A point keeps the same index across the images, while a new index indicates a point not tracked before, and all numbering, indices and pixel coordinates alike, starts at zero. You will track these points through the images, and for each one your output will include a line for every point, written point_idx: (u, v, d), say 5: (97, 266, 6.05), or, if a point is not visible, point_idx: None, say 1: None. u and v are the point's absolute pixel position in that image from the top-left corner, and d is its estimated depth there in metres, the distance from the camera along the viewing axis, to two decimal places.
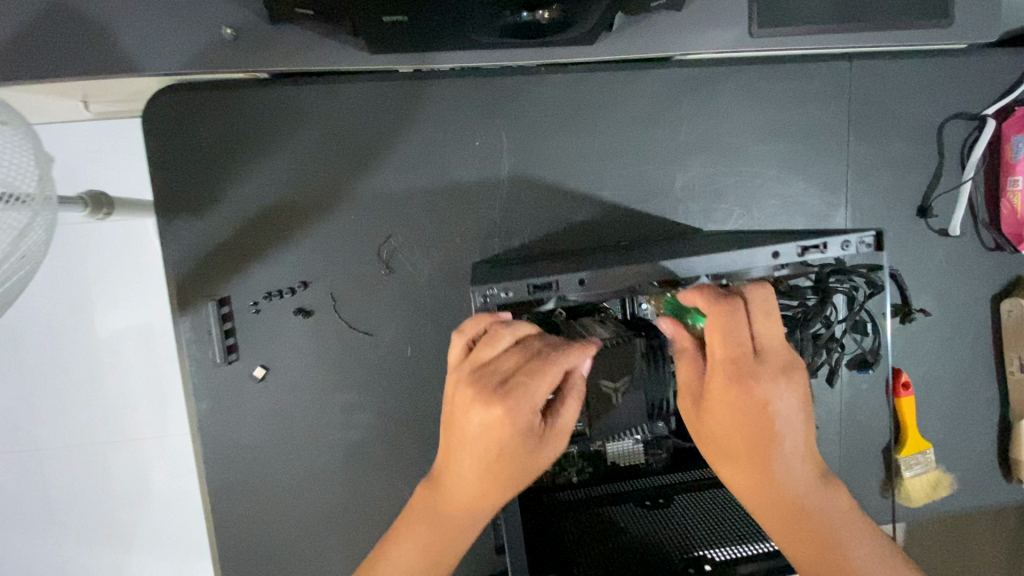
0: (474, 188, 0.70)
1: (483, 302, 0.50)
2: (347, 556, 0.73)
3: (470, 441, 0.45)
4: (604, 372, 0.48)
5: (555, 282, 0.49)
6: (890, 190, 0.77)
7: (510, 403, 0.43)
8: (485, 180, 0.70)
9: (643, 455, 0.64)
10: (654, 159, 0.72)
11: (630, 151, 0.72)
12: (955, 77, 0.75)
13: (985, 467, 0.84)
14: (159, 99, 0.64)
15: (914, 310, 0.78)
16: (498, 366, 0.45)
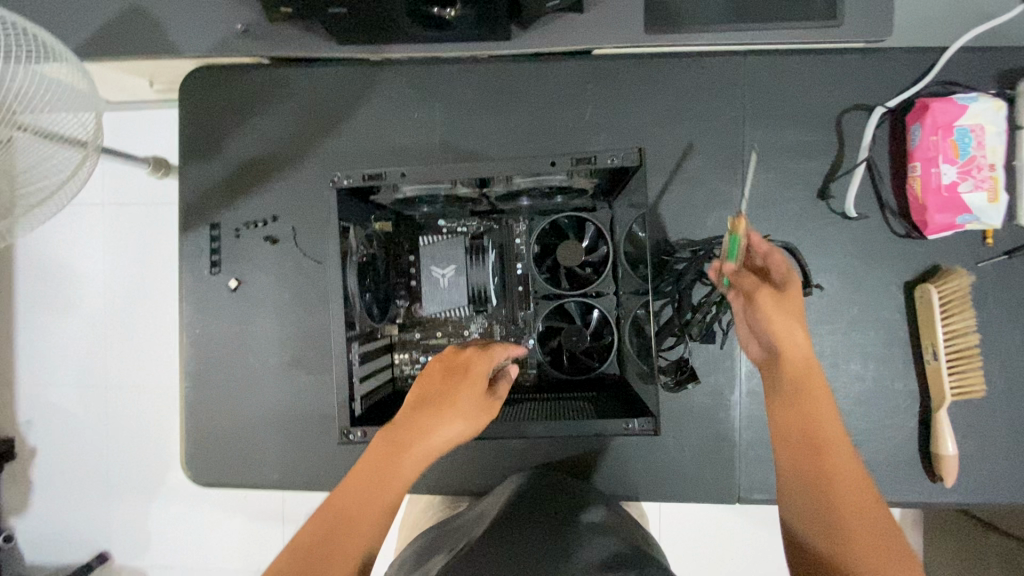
0: (412, 152, 0.87)
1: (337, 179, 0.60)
2: (283, 446, 0.88)
3: (445, 395, 0.59)
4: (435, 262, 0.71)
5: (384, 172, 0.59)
6: (791, 172, 0.83)
7: (477, 358, 0.62)
8: (421, 146, 0.87)
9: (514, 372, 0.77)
10: (564, 135, 0.86)
11: (543, 128, 0.86)
12: (853, 71, 0.82)
13: (902, 458, 0.82)
14: (192, 76, 0.89)
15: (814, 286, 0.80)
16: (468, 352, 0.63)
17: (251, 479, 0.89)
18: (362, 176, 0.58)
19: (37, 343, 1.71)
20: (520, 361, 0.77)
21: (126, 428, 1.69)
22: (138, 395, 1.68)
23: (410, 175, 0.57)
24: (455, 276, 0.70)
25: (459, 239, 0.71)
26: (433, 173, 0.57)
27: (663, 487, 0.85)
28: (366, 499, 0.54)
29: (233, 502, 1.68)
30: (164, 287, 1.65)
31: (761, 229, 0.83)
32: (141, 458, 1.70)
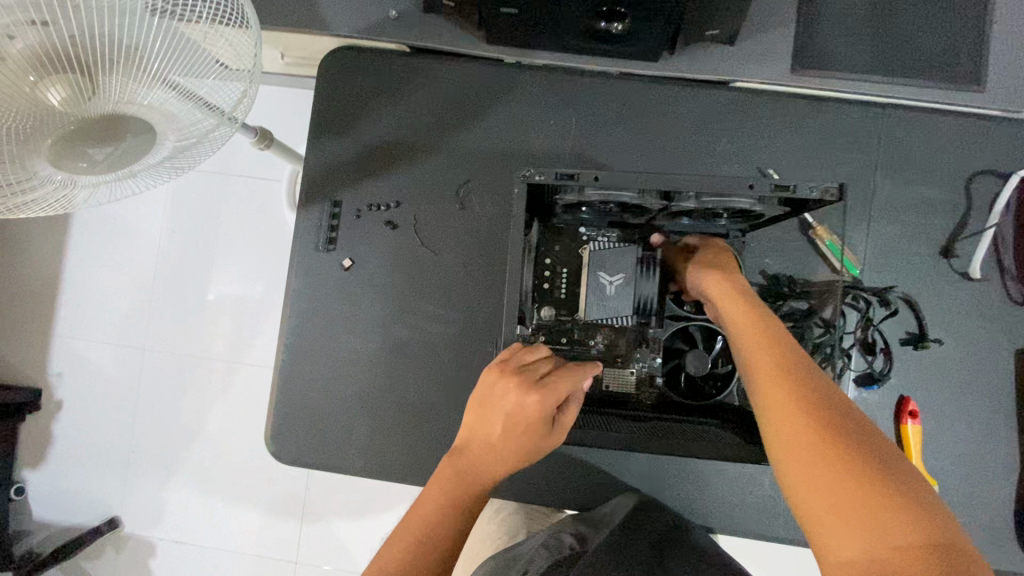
0: (541, 157, 0.88)
1: (525, 179, 0.58)
2: (373, 432, 0.87)
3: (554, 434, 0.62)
4: (604, 267, 0.68)
5: (578, 174, 0.58)
6: (916, 226, 0.84)
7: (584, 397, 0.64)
8: (551, 152, 0.88)
9: (636, 390, 0.75)
10: (693, 160, 0.87)
11: (674, 151, 0.87)
12: (988, 137, 0.84)
13: (997, 526, 0.82)
14: (333, 54, 0.90)
15: (929, 339, 0.82)
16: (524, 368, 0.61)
17: (335, 462, 0.87)
18: (556, 174, 0.58)
19: (84, 295, 1.69)
20: (643, 379, 0.75)
21: (160, 393, 1.67)
22: (178, 361, 1.66)
23: (604, 180, 0.57)
24: (624, 285, 0.68)
25: (632, 249, 0.68)
26: (630, 181, 0.57)
27: (752, 523, 0.84)
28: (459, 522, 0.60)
29: (255, 483, 1.65)
30: (223, 256, 1.65)
31: (880, 278, 0.84)
32: (170, 426, 1.67)
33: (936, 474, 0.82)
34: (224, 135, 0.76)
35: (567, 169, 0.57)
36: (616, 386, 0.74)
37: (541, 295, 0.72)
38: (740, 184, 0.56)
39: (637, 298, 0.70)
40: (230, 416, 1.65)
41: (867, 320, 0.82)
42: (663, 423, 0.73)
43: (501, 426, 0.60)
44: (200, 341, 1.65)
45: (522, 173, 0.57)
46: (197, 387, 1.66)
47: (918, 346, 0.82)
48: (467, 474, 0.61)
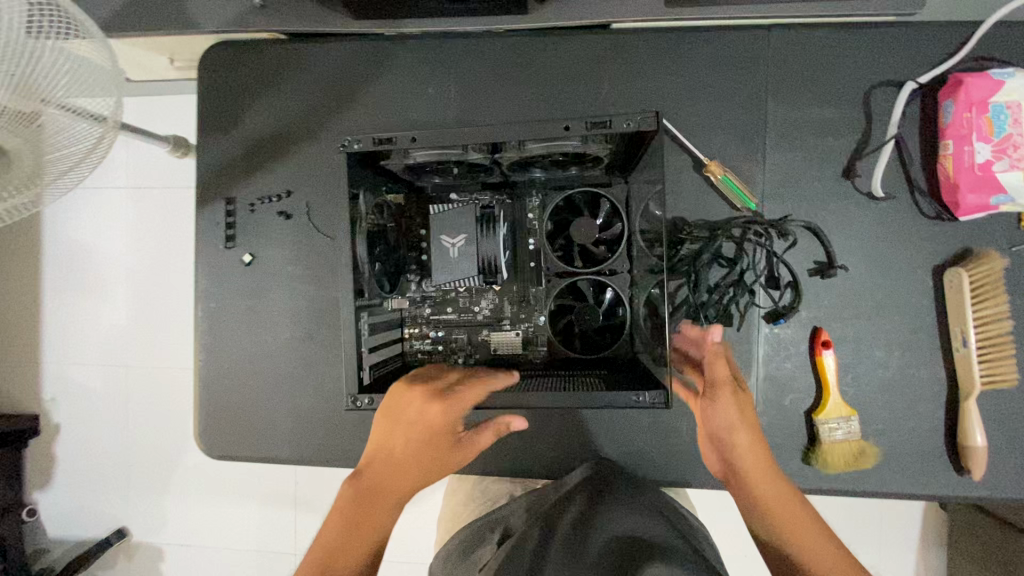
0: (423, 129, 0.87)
1: (344, 147, 0.64)
2: (296, 419, 0.89)
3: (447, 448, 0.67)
4: (445, 232, 0.73)
5: (394, 137, 0.64)
6: (814, 150, 0.80)
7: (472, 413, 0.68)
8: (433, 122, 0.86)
9: (524, 350, 0.78)
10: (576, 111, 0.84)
11: (554, 104, 0.85)
12: (883, 46, 0.79)
13: (926, 450, 0.79)
14: (211, 51, 0.89)
15: (837, 267, 0.79)
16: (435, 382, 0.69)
17: (262, 451, 0.89)
18: (372, 139, 0.64)
19: (64, 322, 1.75)
20: (530, 338, 0.78)
21: (149, 407, 1.73)
22: (160, 375, 1.72)
23: (420, 141, 0.64)
24: (466, 245, 0.73)
25: (470, 208, 0.73)
26: (442, 138, 0.63)
27: (672, 469, 0.84)
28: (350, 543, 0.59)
29: (246, 482, 1.70)
30: (185, 270, 1.68)
31: (781, 208, 0.80)
32: (162, 438, 1.73)
33: (858, 404, 0.80)
34: (107, 137, 0.72)
35: (382, 135, 0.64)
36: (501, 345, 0.77)
37: (421, 266, 0.77)
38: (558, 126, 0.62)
39: (480, 259, 0.73)
40: None
41: (772, 254, 0.78)
42: (546, 375, 0.73)
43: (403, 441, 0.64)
44: (176, 353, 1.71)
45: (341, 143, 0.64)
46: (179, 397, 1.71)
47: (825, 275, 0.79)
48: (403, 463, 0.64)
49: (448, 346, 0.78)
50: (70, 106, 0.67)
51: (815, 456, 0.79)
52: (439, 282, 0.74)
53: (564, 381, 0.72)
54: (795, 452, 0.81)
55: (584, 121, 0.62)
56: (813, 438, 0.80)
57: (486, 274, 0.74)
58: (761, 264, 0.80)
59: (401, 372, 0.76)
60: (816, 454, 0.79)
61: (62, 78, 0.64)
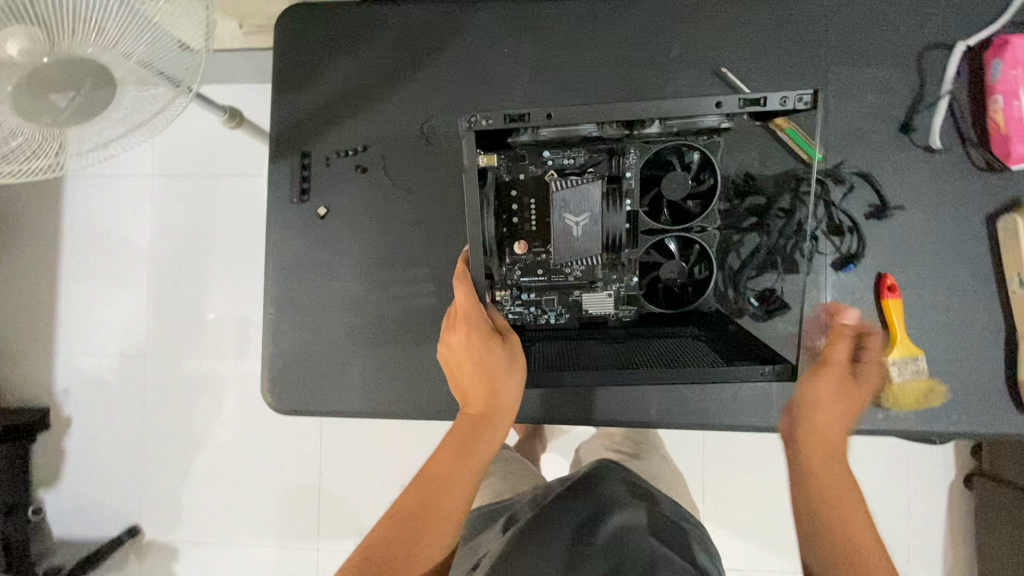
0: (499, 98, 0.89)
1: (468, 126, 0.69)
2: (368, 370, 0.89)
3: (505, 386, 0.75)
4: (568, 210, 0.72)
5: (529, 113, 0.69)
6: (873, 107, 0.85)
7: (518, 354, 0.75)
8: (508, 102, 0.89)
9: (614, 310, 0.81)
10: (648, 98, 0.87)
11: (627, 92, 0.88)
12: (935, 11, 0.84)
13: (988, 390, 0.82)
14: (288, 12, 0.91)
15: (890, 208, 0.84)
16: (454, 341, 0.76)
17: (333, 403, 0.89)
18: (503, 117, 0.69)
19: (71, 308, 1.65)
20: (621, 299, 0.80)
21: (162, 405, 1.63)
22: (178, 363, 1.62)
23: (554, 116, 0.70)
24: (590, 224, 0.73)
25: (597, 184, 0.72)
26: (574, 116, 0.70)
27: (739, 413, 0.88)
28: (446, 484, 0.71)
29: (267, 484, 1.60)
30: (208, 260, 1.61)
31: (845, 161, 0.85)
32: (176, 439, 1.62)
33: (923, 346, 0.83)
34: (178, 107, 0.75)
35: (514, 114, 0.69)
36: (594, 308, 0.80)
37: (511, 228, 0.75)
38: (712, 102, 0.69)
39: (603, 235, 0.74)
40: (234, 413, 1.61)
41: (828, 202, 0.84)
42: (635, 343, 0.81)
43: (481, 394, 0.75)
44: (195, 338, 1.62)
45: (469, 118, 0.68)
46: (197, 385, 1.62)
47: (882, 218, 0.84)
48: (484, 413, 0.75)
49: (540, 308, 0.80)
50: (153, 68, 0.71)
51: (884, 396, 0.82)
52: (561, 259, 0.74)
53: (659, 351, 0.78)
54: None
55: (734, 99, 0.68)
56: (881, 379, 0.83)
57: (607, 248, 0.76)
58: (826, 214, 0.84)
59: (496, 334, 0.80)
60: (884, 394, 0.82)
61: (146, 38, 0.69)
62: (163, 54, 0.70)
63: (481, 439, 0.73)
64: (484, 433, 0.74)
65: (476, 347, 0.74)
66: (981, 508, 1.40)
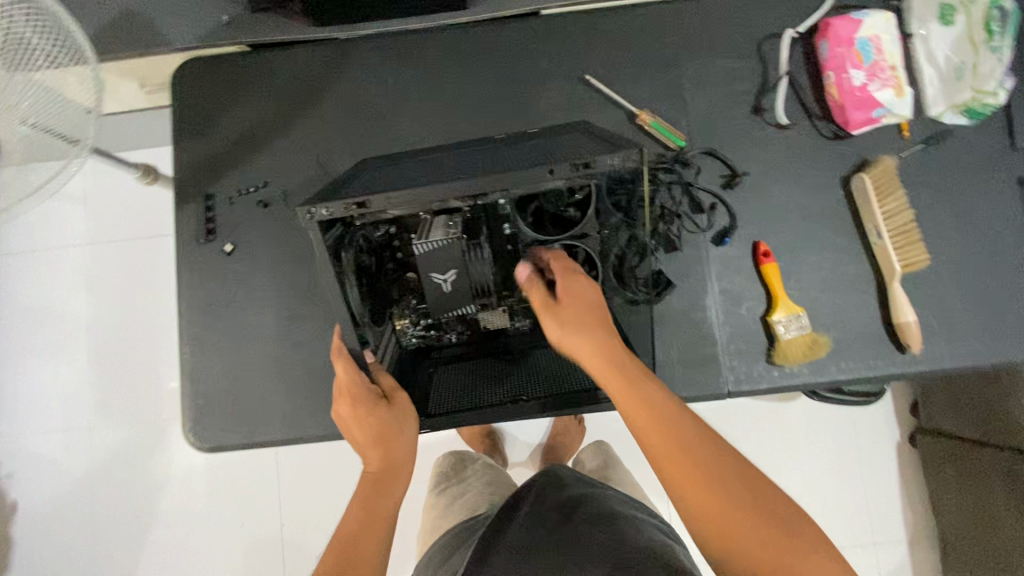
0: (400, 157, 0.89)
1: (310, 216, 0.64)
2: (289, 395, 0.90)
3: (400, 439, 0.79)
4: (435, 270, 0.75)
5: (368, 199, 0.65)
6: (725, 94, 0.93)
7: (404, 406, 0.79)
8: (407, 160, 0.86)
9: (510, 321, 0.84)
10: (536, 141, 0.82)
11: (517, 143, 0.83)
12: (766, 6, 0.95)
13: (870, 334, 0.88)
14: (181, 67, 0.97)
15: (741, 174, 0.91)
16: (343, 412, 0.80)
17: (257, 433, 0.90)
18: (345, 205, 0.65)
19: (6, 388, 1.60)
20: (515, 310, 0.83)
21: (110, 476, 1.57)
22: (123, 428, 1.58)
23: (395, 199, 0.65)
24: (458, 280, 0.76)
25: (457, 244, 0.72)
26: (419, 195, 0.66)
27: None
28: (364, 536, 0.73)
29: (226, 544, 1.55)
30: (149, 320, 1.61)
31: (707, 145, 0.93)
32: (125, 507, 1.56)
33: (805, 303, 0.89)
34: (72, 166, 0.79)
35: (354, 200, 0.65)
36: (491, 321, 0.83)
37: (399, 263, 0.77)
38: (546, 171, 0.66)
39: (472, 284, 0.77)
40: (185, 472, 1.57)
41: (686, 184, 0.90)
42: (532, 365, 0.85)
43: (380, 452, 0.79)
44: (138, 401, 1.59)
45: (307, 212, 0.64)
46: (145, 448, 1.58)
47: (735, 184, 0.91)
48: (385, 471, 0.80)
49: (440, 329, 0.83)
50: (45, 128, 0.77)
51: (776, 354, 0.87)
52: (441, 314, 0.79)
53: (555, 366, 0.85)
54: (759, 355, 0.88)
55: (568, 165, 0.66)
56: (771, 339, 0.88)
57: (479, 298, 0.78)
58: (682, 193, 0.91)
59: (398, 361, 0.85)
60: (776, 352, 0.87)
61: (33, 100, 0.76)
62: (54, 113, 0.78)
63: (383, 497, 0.77)
64: (388, 490, 0.79)
65: (362, 417, 0.78)
66: (925, 461, 1.45)
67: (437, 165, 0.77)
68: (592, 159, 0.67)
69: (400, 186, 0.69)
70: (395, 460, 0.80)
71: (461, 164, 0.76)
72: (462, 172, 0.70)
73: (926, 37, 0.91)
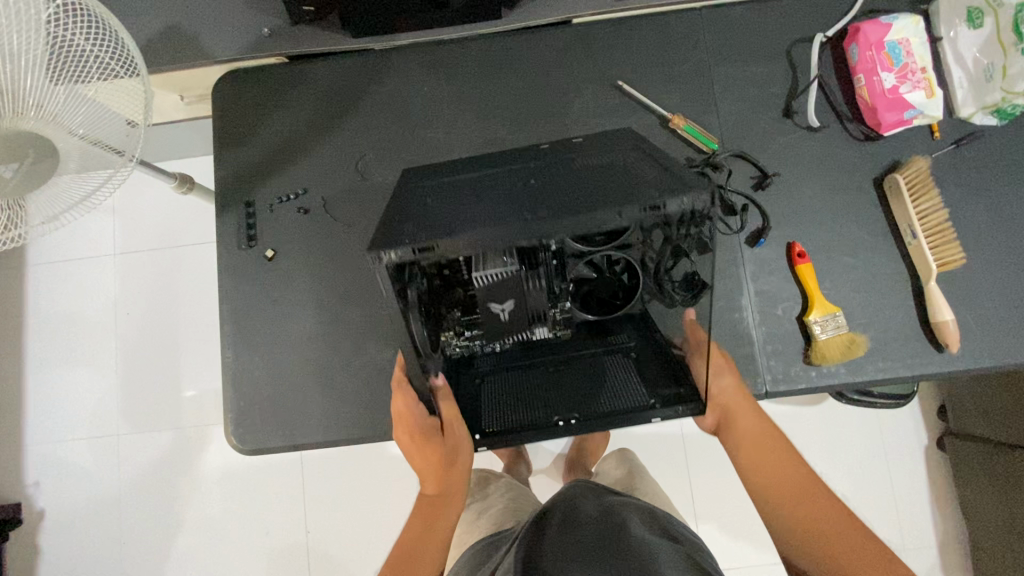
0: (441, 176, 0.88)
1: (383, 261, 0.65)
2: (328, 398, 0.91)
3: (457, 464, 0.90)
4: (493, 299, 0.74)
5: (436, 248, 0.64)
6: (755, 98, 0.95)
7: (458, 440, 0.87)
8: (447, 180, 0.84)
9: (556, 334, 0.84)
10: (584, 159, 0.80)
11: (564, 160, 0.82)
12: (794, 12, 0.96)
13: (906, 334, 0.88)
14: (222, 79, 0.99)
15: (770, 176, 0.92)
16: (404, 439, 0.89)
17: (297, 436, 0.91)
18: (412, 251, 0.64)
19: (36, 396, 1.63)
20: (562, 324, 0.83)
21: (138, 483, 1.58)
22: (150, 436, 1.60)
23: (462, 245, 0.65)
24: (514, 309, 0.75)
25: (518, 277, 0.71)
26: (486, 242, 0.65)
27: None
28: (426, 541, 0.89)
29: (252, 550, 1.55)
30: (177, 328, 1.63)
31: (738, 148, 0.94)
32: (152, 515, 1.57)
33: (840, 303, 0.90)
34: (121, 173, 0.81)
35: (422, 243, 0.64)
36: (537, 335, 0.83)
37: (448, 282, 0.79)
38: (614, 214, 0.66)
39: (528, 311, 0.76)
40: (211, 479, 1.58)
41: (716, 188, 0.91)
42: (577, 380, 0.86)
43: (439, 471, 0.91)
44: (166, 409, 1.60)
45: (378, 258, 0.65)
46: (171, 455, 1.59)
47: (764, 186, 0.92)
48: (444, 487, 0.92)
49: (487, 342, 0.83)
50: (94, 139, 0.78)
51: (813, 353, 0.87)
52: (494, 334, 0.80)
53: (598, 378, 0.86)
54: (795, 356, 0.89)
55: (636, 210, 0.66)
56: (808, 340, 0.88)
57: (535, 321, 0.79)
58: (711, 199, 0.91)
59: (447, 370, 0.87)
60: (813, 352, 0.87)
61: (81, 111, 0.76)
62: (102, 124, 0.78)
63: (439, 520, 0.91)
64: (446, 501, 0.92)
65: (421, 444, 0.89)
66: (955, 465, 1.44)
67: (489, 189, 0.76)
68: (660, 204, 0.66)
69: (465, 225, 0.68)
70: (454, 477, 0.92)
71: (514, 189, 0.74)
72: (525, 207, 0.69)
73: (954, 38, 0.92)
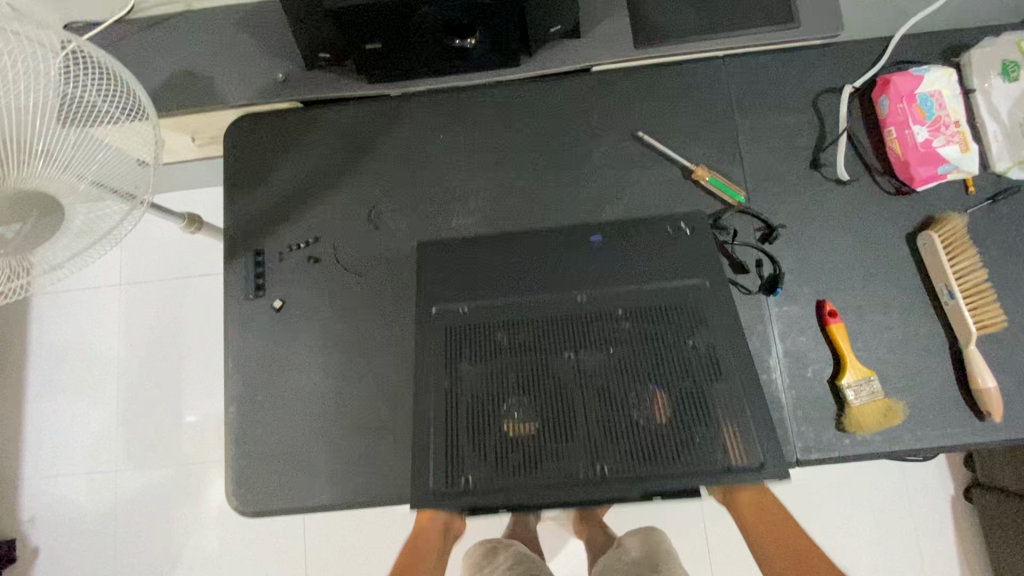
0: (479, 291, 0.84)
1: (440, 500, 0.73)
2: (333, 458, 0.87)
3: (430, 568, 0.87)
4: None
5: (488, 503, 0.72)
6: (782, 150, 0.92)
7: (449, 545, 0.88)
8: (485, 323, 0.81)
9: None
10: (637, 340, 0.78)
11: (606, 330, 0.79)
12: (821, 62, 0.94)
13: (944, 400, 0.84)
14: (235, 124, 0.98)
15: (777, 229, 0.89)
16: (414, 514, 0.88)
17: (299, 497, 0.86)
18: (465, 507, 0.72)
19: (35, 430, 1.59)
20: None
21: (135, 524, 1.53)
22: (148, 473, 1.55)
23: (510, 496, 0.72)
24: None
25: None
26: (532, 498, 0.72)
27: None
28: None
29: None
30: (181, 362, 1.60)
31: (764, 201, 0.91)
32: (147, 556, 1.52)
33: (873, 365, 0.85)
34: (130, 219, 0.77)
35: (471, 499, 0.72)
36: None
37: None
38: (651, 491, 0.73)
39: None
40: (209, 520, 1.53)
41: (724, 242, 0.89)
42: None
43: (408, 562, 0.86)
44: (165, 446, 1.56)
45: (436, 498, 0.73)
46: (170, 493, 1.54)
47: (770, 238, 0.89)
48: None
49: None
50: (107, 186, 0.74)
51: (847, 420, 0.82)
52: None
53: None
54: (826, 422, 0.84)
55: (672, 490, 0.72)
56: (841, 404, 0.84)
57: None
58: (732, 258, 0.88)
59: None
60: (846, 419, 0.82)
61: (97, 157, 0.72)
62: (116, 173, 0.74)
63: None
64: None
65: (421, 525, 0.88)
66: (985, 521, 1.37)
67: (541, 386, 0.76)
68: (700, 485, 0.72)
69: (528, 462, 0.73)
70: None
71: (568, 395, 0.76)
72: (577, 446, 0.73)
73: (989, 91, 0.89)
